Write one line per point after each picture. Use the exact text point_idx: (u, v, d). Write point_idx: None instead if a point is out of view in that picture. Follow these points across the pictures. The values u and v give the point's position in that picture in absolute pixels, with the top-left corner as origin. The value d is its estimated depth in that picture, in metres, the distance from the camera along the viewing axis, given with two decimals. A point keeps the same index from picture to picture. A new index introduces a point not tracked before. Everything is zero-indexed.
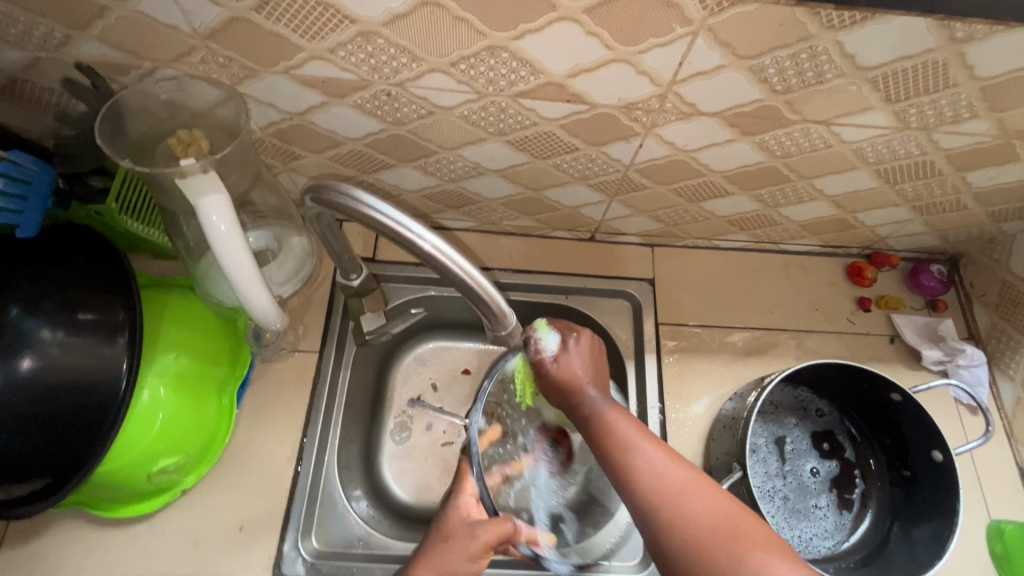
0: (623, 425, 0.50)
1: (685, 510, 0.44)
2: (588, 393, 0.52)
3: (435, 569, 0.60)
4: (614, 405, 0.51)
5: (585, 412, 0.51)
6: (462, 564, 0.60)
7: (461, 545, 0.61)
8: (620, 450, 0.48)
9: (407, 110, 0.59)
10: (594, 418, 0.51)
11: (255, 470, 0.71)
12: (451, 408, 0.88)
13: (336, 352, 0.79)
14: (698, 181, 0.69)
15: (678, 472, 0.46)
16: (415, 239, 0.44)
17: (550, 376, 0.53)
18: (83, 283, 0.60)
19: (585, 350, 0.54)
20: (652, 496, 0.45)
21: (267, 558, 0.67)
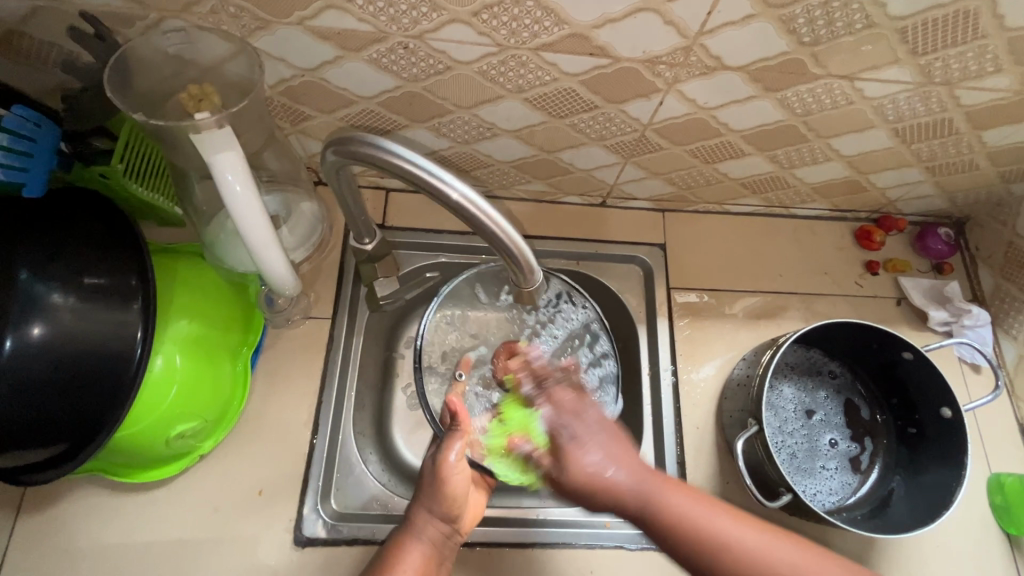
0: (687, 503, 0.53)
1: (778, 570, 0.49)
2: (627, 483, 0.54)
3: (427, 507, 0.62)
4: (664, 484, 0.54)
5: (631, 506, 0.54)
6: (444, 495, 0.62)
7: (436, 482, 0.62)
8: (692, 525, 0.51)
9: (424, 65, 0.57)
10: (647, 507, 0.53)
11: (272, 436, 0.71)
12: None
13: (348, 319, 0.78)
14: (716, 141, 0.68)
15: (759, 541, 0.51)
16: (444, 188, 0.45)
17: (578, 484, 0.55)
18: (95, 248, 0.58)
19: (591, 429, 0.58)
20: (743, 569, 0.50)
21: (288, 521, 0.67)
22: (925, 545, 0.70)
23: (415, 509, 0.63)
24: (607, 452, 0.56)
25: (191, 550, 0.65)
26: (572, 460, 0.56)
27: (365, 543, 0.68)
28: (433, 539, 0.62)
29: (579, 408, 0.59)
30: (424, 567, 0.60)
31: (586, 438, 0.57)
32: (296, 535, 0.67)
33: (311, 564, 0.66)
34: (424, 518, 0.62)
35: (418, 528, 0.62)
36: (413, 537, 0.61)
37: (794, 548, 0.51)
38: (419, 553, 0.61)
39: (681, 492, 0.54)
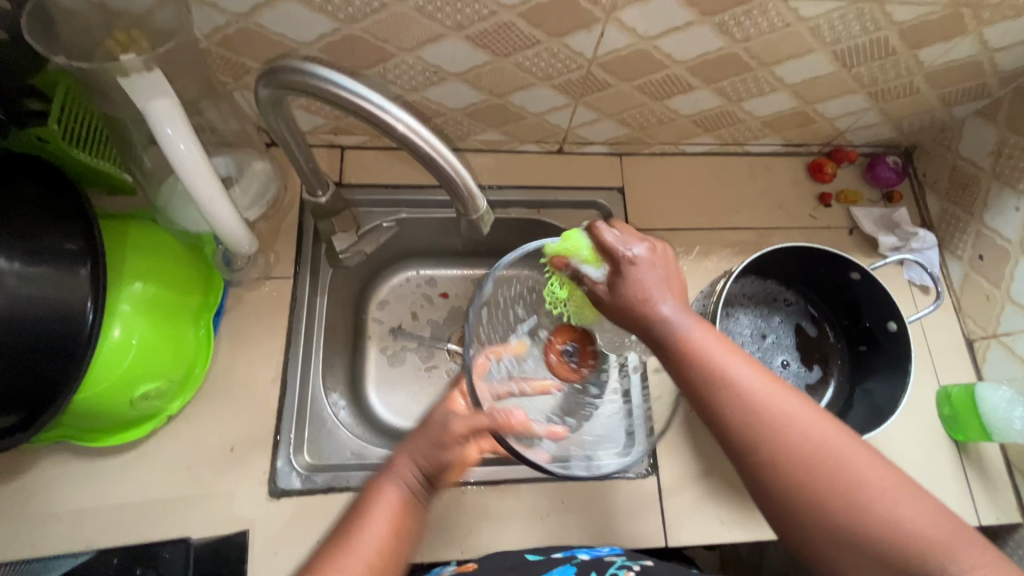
0: (713, 349, 0.49)
1: (790, 435, 0.44)
2: (665, 317, 0.51)
3: (413, 456, 0.54)
4: (698, 325, 0.50)
5: (661, 341, 0.51)
6: (438, 452, 0.54)
7: (438, 435, 0.55)
8: (710, 372, 0.47)
9: (359, 4, 0.56)
10: (673, 341, 0.50)
11: (240, 394, 0.71)
12: (430, 335, 0.92)
13: (311, 276, 0.79)
14: (662, 75, 0.69)
15: (782, 398, 0.46)
16: (380, 113, 0.45)
17: (620, 303, 0.53)
18: (38, 212, 0.57)
19: (660, 276, 0.53)
20: (758, 421, 0.45)
21: (261, 475, 0.68)
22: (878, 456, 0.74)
23: (401, 450, 0.55)
24: (638, 267, 0.53)
25: (167, 507, 0.66)
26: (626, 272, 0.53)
27: (341, 491, 0.69)
28: (412, 489, 0.53)
29: (656, 254, 0.54)
30: (396, 515, 0.52)
31: (658, 284, 0.52)
32: (271, 488, 0.68)
33: (287, 514, 0.67)
34: (410, 465, 0.54)
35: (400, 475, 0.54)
36: (391, 482, 0.53)
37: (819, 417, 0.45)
38: (393, 499, 0.52)
39: (706, 338, 0.49)
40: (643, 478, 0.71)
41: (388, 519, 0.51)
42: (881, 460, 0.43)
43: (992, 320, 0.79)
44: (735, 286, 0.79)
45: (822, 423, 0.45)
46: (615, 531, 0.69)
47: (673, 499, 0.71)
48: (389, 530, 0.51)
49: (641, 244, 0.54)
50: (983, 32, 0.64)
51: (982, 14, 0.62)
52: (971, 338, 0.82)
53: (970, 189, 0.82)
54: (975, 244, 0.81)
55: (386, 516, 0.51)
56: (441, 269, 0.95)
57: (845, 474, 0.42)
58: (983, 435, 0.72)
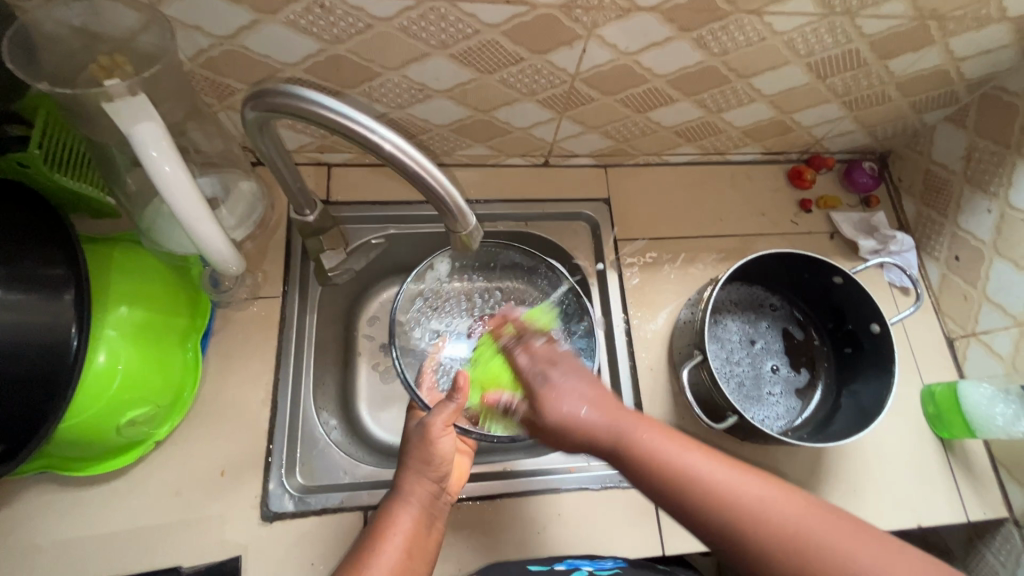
0: (664, 446, 0.51)
1: (764, 520, 0.45)
2: (600, 425, 0.53)
3: (414, 470, 0.62)
4: (636, 420, 0.53)
5: (607, 447, 0.53)
6: (433, 457, 0.61)
7: (423, 442, 0.62)
8: (665, 470, 0.50)
9: (344, 25, 0.57)
10: (622, 444, 0.52)
11: (230, 417, 0.70)
12: None
13: (299, 295, 0.78)
14: (643, 88, 0.70)
15: (746, 481, 0.48)
16: (367, 133, 0.45)
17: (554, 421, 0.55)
18: (21, 238, 0.56)
19: (568, 373, 0.57)
20: (731, 513, 0.46)
21: (253, 498, 0.67)
22: (866, 455, 0.75)
23: (403, 474, 0.62)
24: (554, 379, 0.57)
25: (157, 536, 0.64)
26: (537, 391, 0.57)
27: (335, 512, 0.68)
28: (420, 501, 0.61)
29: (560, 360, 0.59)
30: (412, 528, 0.59)
31: (572, 391, 0.56)
32: (263, 512, 0.67)
33: (280, 537, 0.66)
34: (419, 486, 0.61)
35: (411, 496, 0.61)
36: (401, 501, 0.60)
37: (786, 493, 0.47)
38: (406, 516, 0.59)
39: (660, 448, 0.51)
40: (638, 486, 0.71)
41: (407, 533, 0.58)
42: (856, 522, 0.45)
43: (970, 319, 0.81)
44: (722, 293, 0.80)
45: (788, 498, 0.47)
46: (610, 542, 0.69)
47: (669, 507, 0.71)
48: (409, 543, 0.58)
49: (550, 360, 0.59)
50: (949, 43, 0.67)
51: (948, 25, 0.64)
52: (951, 337, 0.84)
53: (943, 192, 0.84)
54: (951, 245, 0.83)
55: (403, 532, 0.58)
56: None
57: (827, 547, 0.44)
58: (967, 432, 0.74)
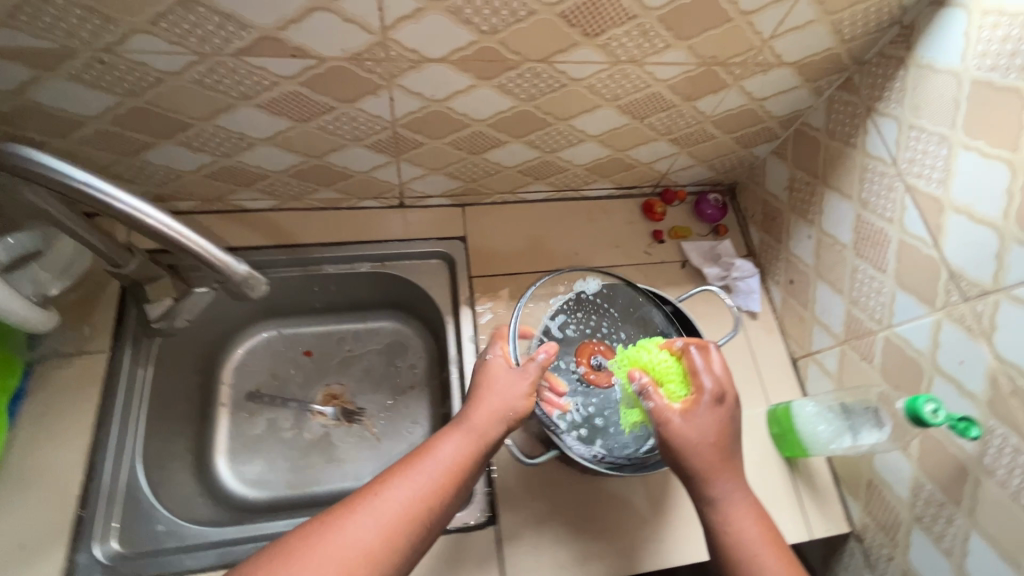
0: (753, 528, 0.56)
1: None
2: (723, 484, 0.57)
3: (490, 407, 0.61)
4: (743, 495, 0.58)
5: (720, 502, 0.57)
6: (513, 400, 0.62)
7: (513, 384, 0.63)
8: (733, 539, 0.56)
9: (132, 79, 0.57)
10: (719, 506, 0.57)
11: (37, 483, 0.66)
12: (287, 395, 0.93)
13: (132, 348, 0.76)
14: (468, 132, 0.72)
15: None
16: (113, 201, 0.50)
17: (698, 438, 0.57)
18: None
19: (709, 422, 0.58)
20: None
21: (55, 570, 0.63)
22: None
23: (471, 407, 0.61)
24: (709, 411, 0.58)
25: None
26: (671, 417, 0.57)
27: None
28: (477, 446, 0.59)
29: (714, 401, 0.58)
30: (456, 467, 0.57)
31: (715, 445, 0.57)
32: None
33: None
34: (494, 428, 0.60)
35: (481, 432, 0.60)
36: (468, 436, 0.59)
37: None
38: (452, 458, 0.57)
39: (747, 517, 0.57)
40: (480, 527, 0.70)
41: (446, 472, 0.56)
42: None
43: (806, 339, 0.85)
44: None
45: None
46: None
47: (511, 549, 0.70)
48: (445, 479, 0.56)
49: (709, 385, 0.59)
50: (744, 85, 0.72)
51: (735, 70, 0.69)
52: (794, 357, 0.87)
53: (777, 220, 0.89)
54: (786, 269, 0.88)
55: (444, 466, 0.57)
56: (302, 326, 0.97)
57: None
58: (805, 449, 0.76)
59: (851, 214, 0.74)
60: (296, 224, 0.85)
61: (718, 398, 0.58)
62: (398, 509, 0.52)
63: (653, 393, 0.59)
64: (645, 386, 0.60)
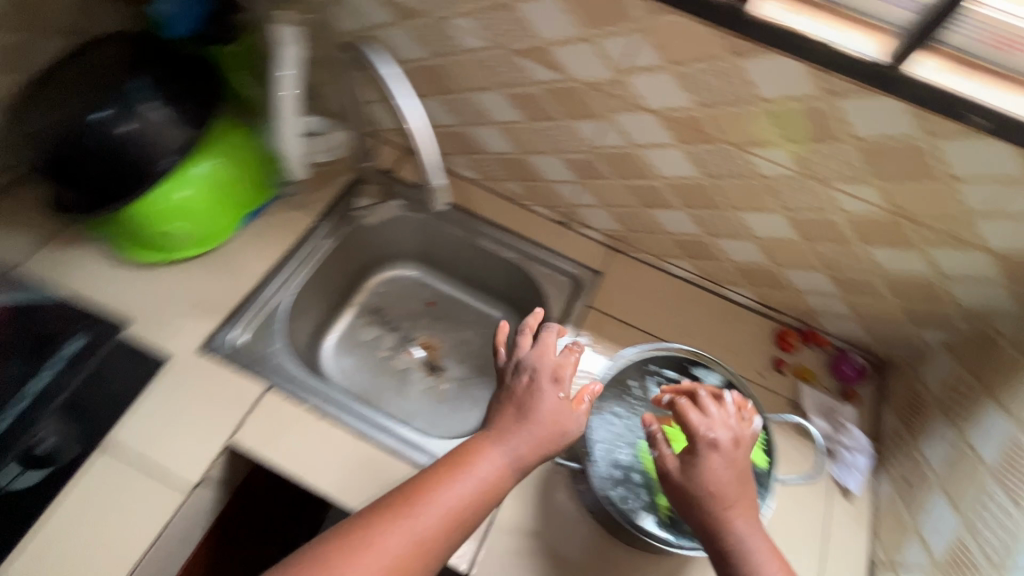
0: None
1: None
2: (742, 524, 0.59)
3: (537, 426, 0.65)
4: (765, 545, 0.59)
5: (737, 543, 0.59)
6: (556, 421, 0.65)
7: (560, 408, 0.66)
8: None
9: (442, 45, 0.80)
10: (735, 544, 0.59)
11: (229, 274, 0.89)
12: (399, 325, 1.09)
13: (331, 223, 0.99)
14: (648, 183, 0.83)
15: None
16: (394, 96, 0.67)
17: (710, 488, 0.60)
18: (187, 88, 0.80)
19: (726, 463, 0.61)
20: None
21: (201, 334, 0.82)
22: None
23: (511, 426, 0.65)
24: (720, 453, 0.61)
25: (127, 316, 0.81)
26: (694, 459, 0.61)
27: (246, 377, 0.80)
28: (506, 467, 0.63)
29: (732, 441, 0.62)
30: (486, 491, 0.61)
31: (728, 478, 0.60)
32: (202, 345, 0.81)
33: (195, 369, 0.79)
34: (529, 457, 0.64)
35: (521, 460, 0.63)
36: (501, 450, 0.63)
37: None
38: (484, 476, 0.62)
39: (769, 561, 0.58)
40: None
41: (479, 489, 0.61)
42: None
43: (896, 547, 0.73)
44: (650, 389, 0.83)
45: None
46: None
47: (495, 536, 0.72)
48: (476, 497, 0.60)
49: (724, 431, 0.63)
50: (929, 252, 0.71)
51: (923, 232, 0.69)
52: (874, 561, 0.76)
53: (921, 413, 0.80)
54: (908, 467, 0.78)
55: (478, 484, 0.61)
56: (438, 282, 1.13)
57: None
58: None
59: (1006, 432, 0.65)
60: (480, 199, 1.02)
61: (737, 442, 0.63)
62: (430, 528, 0.57)
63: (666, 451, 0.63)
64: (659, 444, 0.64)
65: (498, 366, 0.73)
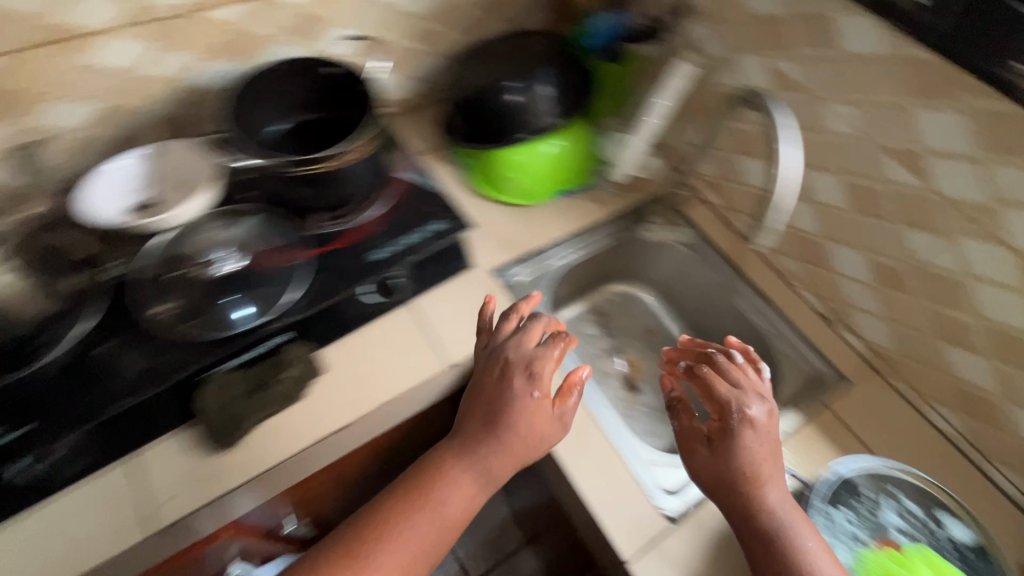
0: (811, 543, 0.66)
1: None
2: (774, 499, 0.68)
3: (469, 467, 0.71)
4: (798, 516, 0.68)
5: (776, 520, 0.67)
6: (525, 424, 0.71)
7: (513, 421, 0.71)
8: (790, 548, 0.66)
9: (806, 119, 0.88)
10: (779, 520, 0.67)
11: (527, 226, 1.06)
12: (616, 334, 1.23)
13: (615, 225, 1.11)
14: (959, 315, 0.80)
15: None
16: (780, 139, 0.73)
17: (744, 467, 0.69)
18: (577, 86, 1.01)
19: (759, 440, 0.70)
20: None
21: (492, 261, 1.00)
22: None
23: (483, 432, 0.71)
24: (752, 433, 0.70)
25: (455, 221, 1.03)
26: (733, 440, 0.69)
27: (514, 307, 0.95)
28: (476, 473, 0.71)
29: (765, 424, 0.71)
30: (454, 514, 0.69)
31: (760, 451, 0.69)
32: (495, 268, 0.99)
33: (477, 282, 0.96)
34: (505, 465, 0.71)
35: (495, 476, 0.71)
36: (475, 462, 0.71)
37: None
38: (460, 487, 0.70)
39: (806, 529, 0.67)
40: (657, 513, 0.78)
41: (444, 515, 0.69)
42: None
43: None
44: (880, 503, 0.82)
45: None
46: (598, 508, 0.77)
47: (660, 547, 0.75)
48: (461, 508, 0.70)
49: (760, 406, 0.71)
50: None
51: None
52: None
53: None
54: None
55: (445, 511, 0.69)
56: (665, 316, 1.23)
57: None
58: None
59: None
60: (751, 261, 1.06)
61: (766, 418, 0.71)
62: (427, 539, 0.67)
63: (699, 443, 0.72)
64: (699, 437, 0.73)
65: (479, 350, 0.78)
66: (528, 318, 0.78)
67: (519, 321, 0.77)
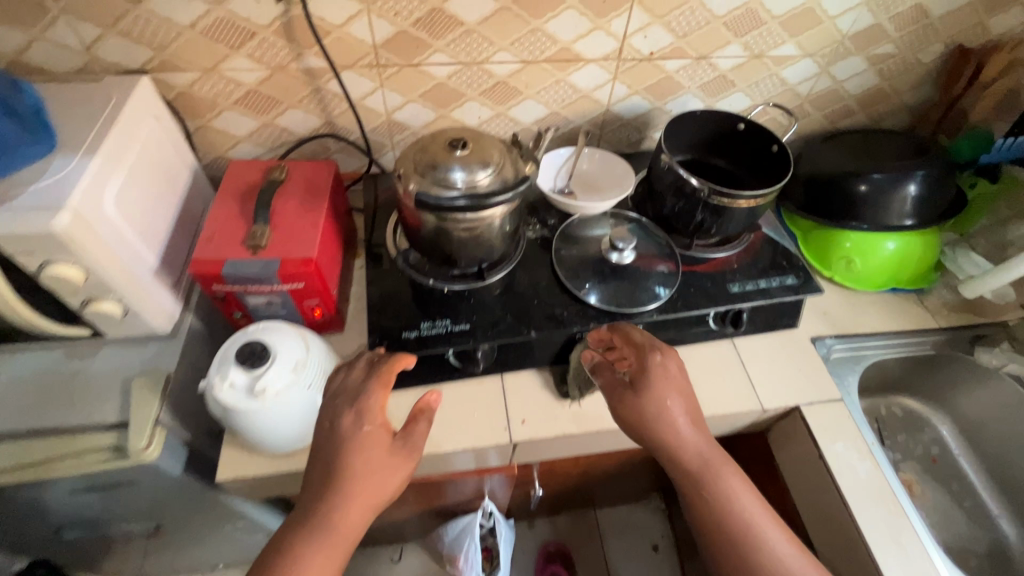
0: (732, 483, 0.69)
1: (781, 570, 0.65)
2: (693, 439, 0.70)
3: (338, 474, 0.62)
4: (721, 458, 0.70)
5: (693, 461, 0.70)
6: (362, 455, 0.62)
7: (358, 446, 0.63)
8: (710, 486, 0.69)
9: None
10: (701, 462, 0.70)
11: (852, 310, 1.07)
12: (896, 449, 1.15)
13: (948, 336, 1.05)
14: None
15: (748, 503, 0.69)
16: None
17: (659, 408, 0.70)
18: (947, 195, 1.03)
19: (672, 375, 0.73)
20: (747, 534, 0.67)
21: (815, 330, 1.03)
22: None
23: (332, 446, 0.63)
24: (665, 372, 0.72)
25: None
26: (619, 394, 0.72)
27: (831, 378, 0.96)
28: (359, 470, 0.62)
29: (671, 363, 0.74)
30: (370, 505, 0.62)
31: (671, 388, 0.72)
32: (816, 338, 1.01)
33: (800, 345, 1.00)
34: (369, 487, 0.62)
35: (366, 494, 0.61)
36: (345, 499, 0.61)
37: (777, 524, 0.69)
38: (341, 507, 0.61)
39: (727, 471, 0.70)
40: None
41: (343, 520, 0.60)
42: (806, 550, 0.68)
43: None
44: None
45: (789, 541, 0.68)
46: None
47: None
48: (361, 509, 0.62)
49: (662, 353, 0.74)
50: None
51: None
52: None
53: None
54: None
55: (344, 524, 0.61)
56: (960, 453, 1.13)
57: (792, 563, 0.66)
58: None
59: None
60: None
61: (660, 348, 0.75)
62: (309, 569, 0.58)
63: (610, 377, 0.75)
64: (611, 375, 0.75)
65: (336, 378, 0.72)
66: (358, 357, 0.74)
67: (369, 370, 0.70)
